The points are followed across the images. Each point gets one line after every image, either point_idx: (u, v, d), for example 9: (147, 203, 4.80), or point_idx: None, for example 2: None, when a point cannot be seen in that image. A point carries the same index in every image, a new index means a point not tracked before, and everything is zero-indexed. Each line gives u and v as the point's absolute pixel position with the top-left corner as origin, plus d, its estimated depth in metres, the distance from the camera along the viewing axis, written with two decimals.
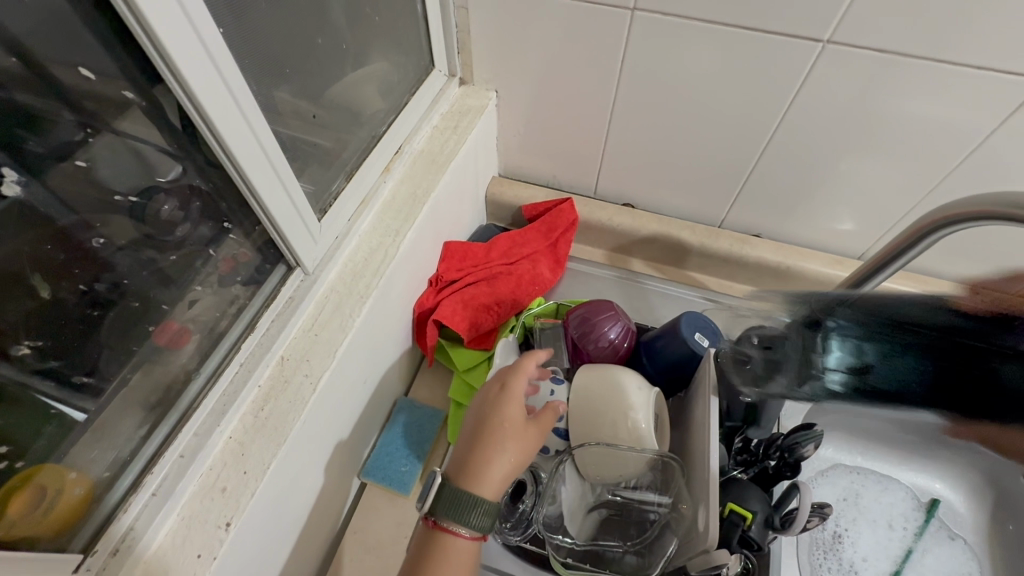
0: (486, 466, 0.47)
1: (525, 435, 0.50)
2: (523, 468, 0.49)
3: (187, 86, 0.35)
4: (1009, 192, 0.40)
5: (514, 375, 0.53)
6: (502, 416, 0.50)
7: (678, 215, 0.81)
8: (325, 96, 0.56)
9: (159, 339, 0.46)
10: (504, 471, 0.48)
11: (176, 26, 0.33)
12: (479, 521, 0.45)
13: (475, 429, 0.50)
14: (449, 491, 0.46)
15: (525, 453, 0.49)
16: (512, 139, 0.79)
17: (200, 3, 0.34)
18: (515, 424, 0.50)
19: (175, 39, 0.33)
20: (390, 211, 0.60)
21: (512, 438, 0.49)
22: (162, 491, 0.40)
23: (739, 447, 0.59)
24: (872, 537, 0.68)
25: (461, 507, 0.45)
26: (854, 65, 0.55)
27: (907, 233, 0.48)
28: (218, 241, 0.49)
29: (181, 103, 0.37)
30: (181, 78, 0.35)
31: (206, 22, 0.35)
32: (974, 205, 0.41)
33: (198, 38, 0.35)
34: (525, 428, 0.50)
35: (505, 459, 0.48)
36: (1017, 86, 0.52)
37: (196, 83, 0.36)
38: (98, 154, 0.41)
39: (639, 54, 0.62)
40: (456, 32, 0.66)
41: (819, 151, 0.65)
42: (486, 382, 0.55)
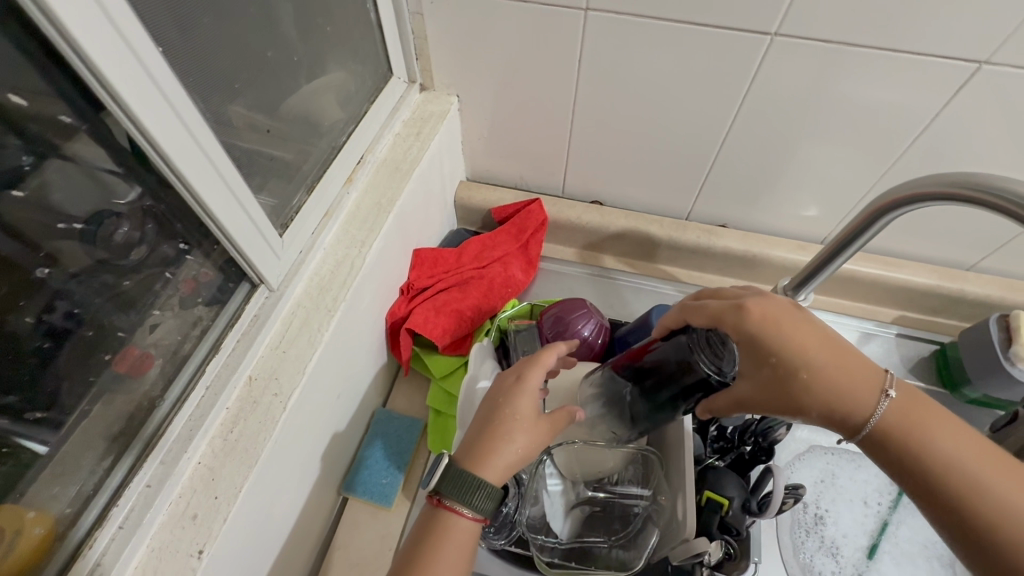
0: (492, 448, 0.45)
1: (537, 427, 0.47)
2: (531, 459, 0.47)
3: (129, 110, 0.34)
4: (945, 174, 0.43)
5: (532, 366, 0.50)
6: (515, 406, 0.47)
7: (646, 210, 0.82)
8: (282, 108, 0.55)
9: (119, 367, 0.44)
10: (510, 456, 0.45)
11: (114, 53, 0.32)
12: (482, 503, 0.43)
13: (486, 414, 0.47)
14: (454, 471, 0.43)
15: (534, 445, 0.46)
16: (478, 142, 0.78)
17: (137, 24, 0.34)
18: (528, 416, 0.47)
19: (112, 65, 0.33)
20: (355, 221, 0.59)
21: (523, 426, 0.46)
22: (129, 523, 0.39)
23: (714, 435, 0.60)
24: (850, 517, 0.70)
25: (464, 488, 0.43)
26: (803, 56, 0.57)
27: (882, 203, 0.47)
28: (178, 262, 0.47)
29: (127, 130, 0.36)
30: (124, 104, 0.34)
31: (146, 47, 0.34)
32: (958, 186, 0.41)
33: (137, 62, 0.34)
34: (537, 420, 0.47)
35: (513, 444, 0.45)
36: (956, 68, 0.54)
37: (138, 107, 0.35)
38: (50, 179, 0.39)
39: (597, 54, 0.62)
40: (413, 38, 0.66)
41: (777, 139, 0.67)
42: (504, 371, 0.52)
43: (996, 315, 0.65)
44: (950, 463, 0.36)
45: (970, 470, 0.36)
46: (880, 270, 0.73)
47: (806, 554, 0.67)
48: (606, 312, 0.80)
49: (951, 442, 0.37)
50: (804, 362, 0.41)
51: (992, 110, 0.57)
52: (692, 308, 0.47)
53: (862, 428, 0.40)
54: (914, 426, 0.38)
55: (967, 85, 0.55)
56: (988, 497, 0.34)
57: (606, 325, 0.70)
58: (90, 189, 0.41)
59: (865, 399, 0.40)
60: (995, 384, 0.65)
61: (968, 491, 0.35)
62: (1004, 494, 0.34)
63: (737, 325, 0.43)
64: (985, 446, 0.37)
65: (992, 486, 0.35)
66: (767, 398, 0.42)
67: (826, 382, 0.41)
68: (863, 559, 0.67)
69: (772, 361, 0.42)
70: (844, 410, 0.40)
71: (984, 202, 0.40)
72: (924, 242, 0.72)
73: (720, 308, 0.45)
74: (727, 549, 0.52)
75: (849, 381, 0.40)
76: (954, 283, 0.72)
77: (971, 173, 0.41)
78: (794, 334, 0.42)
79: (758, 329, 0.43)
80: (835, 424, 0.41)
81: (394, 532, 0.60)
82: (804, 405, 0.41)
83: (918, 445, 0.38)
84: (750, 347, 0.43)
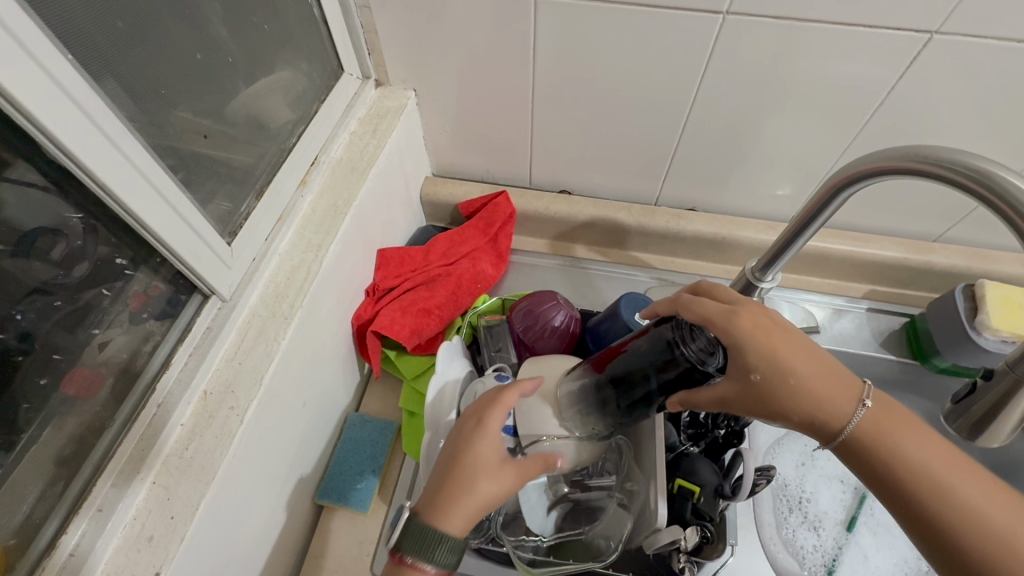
0: (454, 498, 0.43)
1: (501, 473, 0.44)
2: (496, 507, 0.44)
3: (50, 133, 0.33)
4: (868, 155, 0.44)
5: (493, 408, 0.47)
6: (476, 452, 0.45)
7: (614, 197, 0.81)
8: (225, 112, 0.53)
9: (68, 389, 0.42)
10: (473, 505, 0.43)
11: (32, 78, 0.32)
12: (443, 558, 0.41)
13: (448, 460, 0.45)
14: (414, 526, 0.42)
15: (498, 491, 0.44)
16: (440, 136, 0.77)
17: (46, 41, 0.32)
18: (490, 460, 0.45)
19: (25, 86, 0.31)
20: (311, 224, 0.58)
21: (485, 474, 0.44)
22: (82, 549, 0.39)
23: (687, 422, 0.59)
24: (829, 493, 0.71)
25: (425, 543, 0.41)
26: (758, 34, 0.56)
27: (842, 177, 0.46)
28: (124, 277, 0.45)
29: (55, 157, 0.35)
30: (52, 136, 0.33)
31: (66, 71, 0.34)
32: (902, 159, 0.41)
33: (53, 81, 0.33)
34: (501, 464, 0.45)
35: (476, 492, 0.43)
36: (907, 39, 0.54)
37: (60, 130, 0.33)
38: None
39: (551, 42, 0.61)
40: (363, 33, 0.64)
41: (738, 119, 0.66)
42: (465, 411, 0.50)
43: (962, 285, 0.66)
44: (920, 470, 0.37)
45: (936, 475, 0.36)
46: (847, 246, 0.72)
47: (788, 529, 0.67)
48: (579, 301, 0.79)
49: (917, 449, 0.38)
50: (790, 369, 0.41)
51: (946, 80, 0.57)
52: (690, 302, 0.45)
53: (837, 436, 0.40)
54: (884, 433, 0.39)
55: (922, 55, 0.55)
56: (954, 501, 0.35)
57: (577, 316, 0.69)
58: (31, 206, 0.38)
59: (843, 406, 0.40)
60: (963, 353, 0.65)
61: (933, 493, 0.36)
62: (968, 496, 0.35)
63: (727, 328, 0.42)
64: (948, 450, 0.38)
65: (955, 488, 0.36)
66: (752, 405, 0.42)
67: (808, 389, 0.41)
68: (842, 531, 0.69)
69: (761, 367, 0.41)
70: (822, 418, 0.40)
71: (935, 173, 0.40)
72: (888, 215, 0.72)
73: (711, 309, 0.44)
74: (705, 534, 0.52)
75: (828, 389, 0.40)
76: (921, 255, 0.72)
77: (921, 145, 0.41)
78: (781, 344, 0.41)
79: (749, 335, 0.42)
80: (812, 431, 0.41)
81: (371, 537, 0.59)
82: (787, 411, 0.41)
83: (889, 451, 0.38)
84: (738, 354, 0.42)
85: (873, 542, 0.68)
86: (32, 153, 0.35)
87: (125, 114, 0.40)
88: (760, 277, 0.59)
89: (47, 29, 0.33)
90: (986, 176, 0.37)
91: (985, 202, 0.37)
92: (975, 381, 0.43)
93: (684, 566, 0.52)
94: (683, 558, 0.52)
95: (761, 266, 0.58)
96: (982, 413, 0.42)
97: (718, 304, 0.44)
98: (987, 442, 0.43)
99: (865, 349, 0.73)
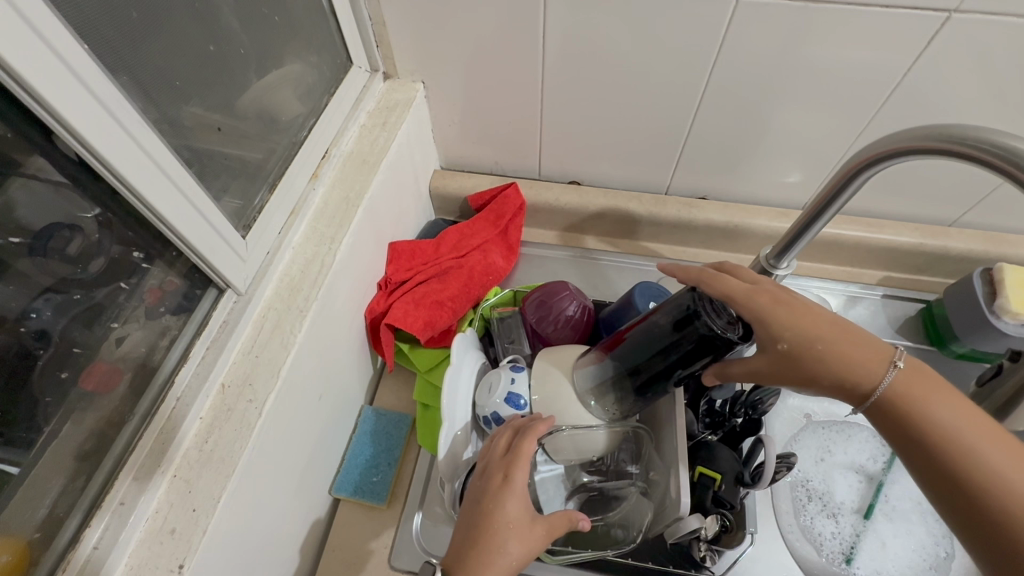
0: (489, 561, 0.43)
1: (532, 532, 0.45)
2: (525, 566, 0.45)
3: (72, 127, 0.33)
4: (872, 144, 0.45)
5: (516, 462, 0.47)
6: (505, 514, 0.45)
7: (624, 187, 0.80)
8: (236, 106, 0.53)
9: (86, 384, 0.42)
10: (507, 567, 0.43)
11: (50, 70, 0.31)
12: None
13: (475, 520, 0.45)
14: None
15: (530, 550, 0.44)
16: (449, 128, 0.77)
17: (67, 36, 0.32)
18: (519, 521, 0.45)
19: (47, 81, 0.31)
20: (323, 218, 0.58)
21: (516, 534, 0.44)
22: (105, 543, 0.39)
23: (705, 410, 0.59)
24: (846, 483, 0.71)
25: None
26: (773, 18, 0.55)
27: (864, 158, 0.45)
28: (140, 272, 0.45)
29: (74, 150, 0.35)
30: (72, 130, 0.33)
31: (86, 65, 0.33)
32: (901, 142, 0.42)
33: (72, 74, 0.33)
34: (530, 523, 0.45)
35: (509, 552, 0.43)
36: (922, 21, 0.53)
37: (82, 124, 0.34)
38: (16, 195, 0.36)
39: (562, 32, 0.61)
40: (371, 25, 0.64)
41: (752, 105, 0.65)
42: (484, 460, 0.49)
43: (980, 269, 0.65)
44: (946, 431, 0.37)
45: (963, 437, 0.37)
46: (862, 232, 0.72)
47: (806, 517, 0.67)
48: (590, 293, 0.79)
49: (947, 411, 0.38)
50: (816, 334, 0.42)
51: (964, 61, 0.56)
52: (713, 278, 0.47)
53: (869, 397, 0.41)
54: (914, 396, 0.39)
55: (938, 36, 0.54)
56: (978, 462, 0.36)
57: (590, 305, 0.69)
58: (49, 202, 0.38)
59: (872, 368, 0.41)
60: (982, 338, 0.64)
61: (960, 454, 0.36)
62: (996, 462, 0.35)
63: (745, 302, 0.44)
64: (977, 416, 0.38)
65: (982, 451, 0.36)
66: (781, 371, 0.43)
67: (837, 352, 0.42)
68: (860, 519, 0.68)
69: (786, 337, 0.43)
70: (853, 379, 0.41)
71: (955, 151, 0.39)
72: (902, 200, 0.72)
73: (735, 287, 0.45)
74: (724, 522, 0.52)
75: (858, 353, 0.41)
76: (936, 239, 0.71)
77: (951, 124, 0.40)
78: (804, 314, 0.43)
79: (767, 307, 0.44)
80: (844, 394, 0.42)
81: (388, 530, 0.59)
82: (818, 376, 0.42)
83: (917, 413, 0.39)
84: (761, 326, 0.44)
85: (890, 528, 0.68)
86: (50, 148, 0.35)
87: (140, 109, 0.40)
88: (774, 264, 0.59)
89: (65, 22, 0.33)
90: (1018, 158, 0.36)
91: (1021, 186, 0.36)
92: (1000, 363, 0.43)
93: (705, 554, 0.52)
94: (704, 547, 0.52)
95: (774, 256, 0.58)
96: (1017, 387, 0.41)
97: (740, 282, 0.46)
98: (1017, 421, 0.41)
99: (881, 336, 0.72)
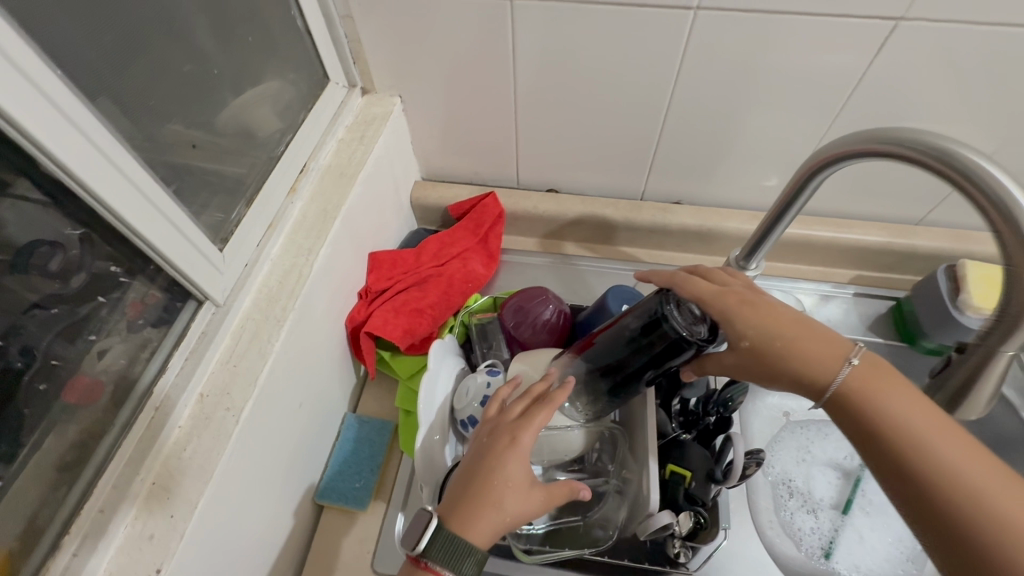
0: (480, 516, 0.43)
1: (529, 496, 0.45)
2: (517, 525, 0.45)
3: (48, 150, 0.35)
4: (816, 152, 0.47)
5: (525, 426, 0.47)
6: (506, 473, 0.45)
7: (601, 193, 0.82)
8: (213, 124, 0.55)
9: (69, 397, 0.44)
10: (498, 523, 0.43)
11: (23, 95, 0.33)
12: (469, 569, 0.42)
13: (476, 473, 0.45)
14: (444, 534, 0.42)
15: (524, 512, 0.44)
16: (428, 140, 0.79)
17: (38, 61, 0.34)
18: (519, 484, 0.45)
19: (22, 106, 0.33)
20: (301, 230, 0.59)
21: (513, 495, 0.44)
22: (83, 551, 0.39)
23: (678, 409, 0.60)
24: (825, 479, 0.72)
25: (456, 552, 0.42)
26: (732, 28, 0.57)
27: (830, 154, 0.45)
28: (121, 286, 0.46)
29: (54, 175, 0.37)
30: (47, 151, 0.35)
31: (58, 88, 0.35)
32: (840, 148, 0.44)
33: (45, 98, 0.34)
34: (529, 488, 0.45)
35: (505, 509, 0.44)
36: (872, 28, 0.55)
37: (59, 147, 0.35)
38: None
39: (530, 45, 0.63)
40: (347, 42, 0.66)
41: (719, 112, 0.67)
42: (494, 420, 0.49)
43: (944, 266, 0.67)
44: (897, 422, 0.38)
45: (913, 429, 0.38)
46: (831, 233, 0.73)
47: (787, 512, 0.69)
48: (569, 298, 0.80)
49: (899, 404, 0.39)
50: (777, 333, 0.44)
51: (917, 65, 0.58)
52: (685, 281, 0.49)
53: (827, 391, 0.42)
54: (868, 390, 0.40)
55: (889, 42, 0.56)
56: (926, 453, 0.36)
57: (568, 310, 0.70)
58: (28, 220, 0.40)
59: (827, 365, 0.42)
60: (947, 332, 0.66)
61: (910, 445, 0.37)
62: (943, 453, 0.36)
63: (712, 302, 0.46)
64: (928, 409, 0.39)
65: (931, 442, 0.37)
66: (748, 368, 0.45)
67: (797, 350, 0.43)
68: (839, 514, 0.69)
69: (750, 335, 0.44)
70: (810, 375, 0.42)
71: (884, 151, 0.41)
72: (869, 201, 0.74)
73: (704, 289, 0.47)
74: (698, 520, 0.53)
75: (817, 350, 0.43)
76: (904, 238, 0.73)
77: (913, 129, 0.40)
78: (767, 315, 0.45)
79: (732, 307, 0.45)
80: (803, 389, 0.43)
81: (370, 535, 0.60)
82: (781, 371, 0.44)
83: (870, 406, 0.40)
84: (728, 325, 0.45)
85: (868, 523, 0.69)
86: (30, 169, 0.37)
87: (116, 128, 0.42)
88: (744, 265, 0.60)
89: (40, 50, 0.35)
90: (973, 177, 0.37)
91: (964, 192, 0.38)
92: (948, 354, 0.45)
93: (678, 551, 0.54)
94: (678, 543, 0.54)
95: (744, 257, 0.60)
96: (959, 387, 0.42)
97: (711, 284, 0.48)
98: (965, 415, 0.44)
99: (854, 334, 0.74)
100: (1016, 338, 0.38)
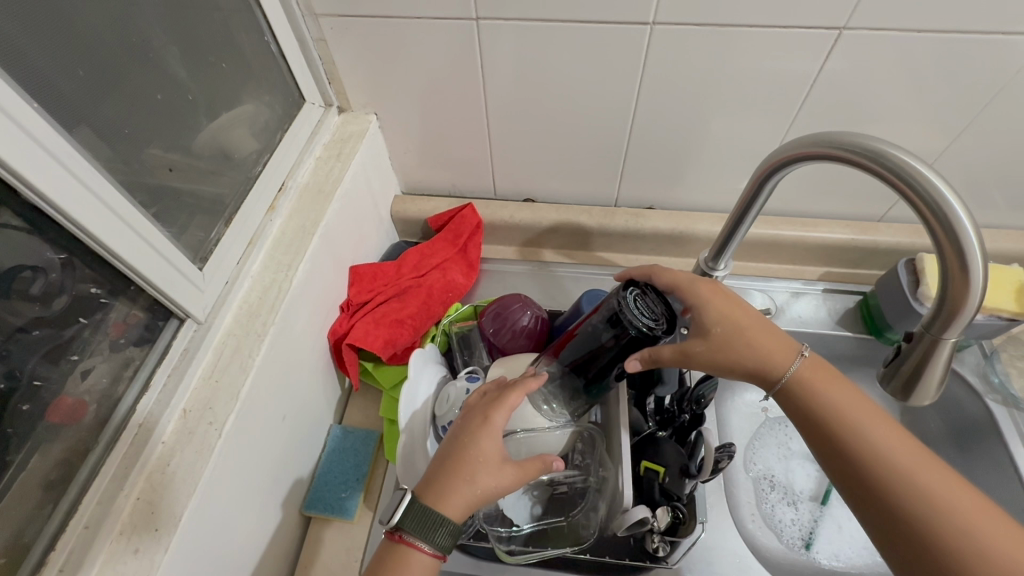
0: (453, 487, 0.45)
1: (501, 471, 0.47)
2: (491, 501, 0.47)
3: (28, 180, 0.36)
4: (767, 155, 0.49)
5: (498, 407, 0.49)
6: (477, 448, 0.47)
7: (575, 201, 0.85)
8: (190, 147, 0.56)
9: (53, 417, 0.44)
10: (470, 497, 0.45)
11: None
12: (442, 540, 0.44)
13: (450, 451, 0.48)
14: (418, 506, 0.44)
15: (497, 486, 0.46)
16: (405, 155, 0.81)
17: (13, 97, 0.35)
18: (491, 459, 0.47)
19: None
20: (280, 246, 0.61)
21: (485, 470, 0.46)
22: (69, 568, 0.40)
23: (654, 408, 0.62)
24: (804, 471, 0.74)
25: (428, 523, 0.44)
26: (688, 41, 0.60)
27: (778, 158, 0.48)
28: (102, 308, 0.47)
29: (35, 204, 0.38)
30: (26, 181, 0.36)
31: (32, 119, 0.36)
32: (785, 152, 0.47)
33: (20, 129, 0.36)
34: (501, 463, 0.47)
35: (478, 482, 0.46)
36: (818, 37, 0.58)
37: (41, 181, 0.37)
38: None
39: (499, 62, 0.65)
40: (321, 64, 0.68)
41: (683, 120, 0.70)
42: (470, 406, 0.52)
43: (903, 260, 0.70)
44: (836, 411, 0.45)
45: (850, 416, 0.44)
46: (796, 232, 0.76)
47: (767, 505, 0.71)
48: (548, 303, 0.82)
49: (837, 395, 0.46)
50: (744, 325, 0.50)
51: (865, 70, 0.61)
52: (662, 271, 0.55)
53: (778, 382, 0.48)
54: (813, 383, 0.47)
55: (835, 50, 0.59)
56: (860, 436, 0.43)
57: (546, 315, 0.72)
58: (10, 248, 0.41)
59: (781, 357, 0.49)
60: (911, 323, 0.69)
61: (848, 431, 0.44)
62: (873, 436, 0.43)
63: (690, 288, 0.52)
64: (863, 401, 0.45)
65: (866, 428, 0.43)
66: (717, 359, 0.50)
67: (756, 344, 0.49)
68: (817, 505, 0.71)
69: (722, 323, 0.50)
70: (766, 367, 0.49)
71: (822, 153, 0.44)
72: (832, 199, 0.77)
73: (680, 277, 0.54)
74: (676, 515, 0.55)
75: (772, 345, 0.49)
76: (866, 235, 0.76)
77: (849, 133, 0.43)
78: (733, 308, 0.51)
79: (708, 298, 0.52)
80: (758, 380, 0.49)
81: (357, 544, 0.61)
82: (742, 361, 0.49)
83: (815, 398, 0.46)
84: (703, 312, 0.51)
85: (845, 512, 0.70)
86: (8, 197, 0.38)
87: (92, 156, 0.43)
88: (713, 266, 0.62)
89: (13, 84, 0.36)
90: (901, 172, 0.40)
91: (894, 188, 0.41)
92: (898, 344, 0.46)
93: (657, 546, 0.56)
94: (656, 539, 0.55)
95: (711, 257, 0.62)
96: (911, 372, 0.44)
97: (687, 273, 0.54)
98: (919, 400, 0.45)
99: (824, 328, 0.76)
100: (955, 325, 0.41)
